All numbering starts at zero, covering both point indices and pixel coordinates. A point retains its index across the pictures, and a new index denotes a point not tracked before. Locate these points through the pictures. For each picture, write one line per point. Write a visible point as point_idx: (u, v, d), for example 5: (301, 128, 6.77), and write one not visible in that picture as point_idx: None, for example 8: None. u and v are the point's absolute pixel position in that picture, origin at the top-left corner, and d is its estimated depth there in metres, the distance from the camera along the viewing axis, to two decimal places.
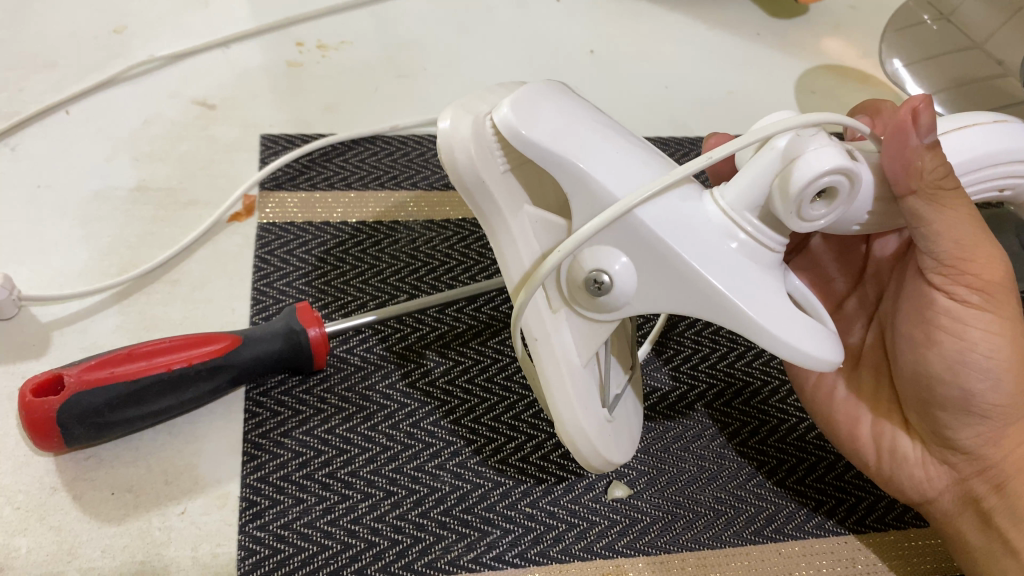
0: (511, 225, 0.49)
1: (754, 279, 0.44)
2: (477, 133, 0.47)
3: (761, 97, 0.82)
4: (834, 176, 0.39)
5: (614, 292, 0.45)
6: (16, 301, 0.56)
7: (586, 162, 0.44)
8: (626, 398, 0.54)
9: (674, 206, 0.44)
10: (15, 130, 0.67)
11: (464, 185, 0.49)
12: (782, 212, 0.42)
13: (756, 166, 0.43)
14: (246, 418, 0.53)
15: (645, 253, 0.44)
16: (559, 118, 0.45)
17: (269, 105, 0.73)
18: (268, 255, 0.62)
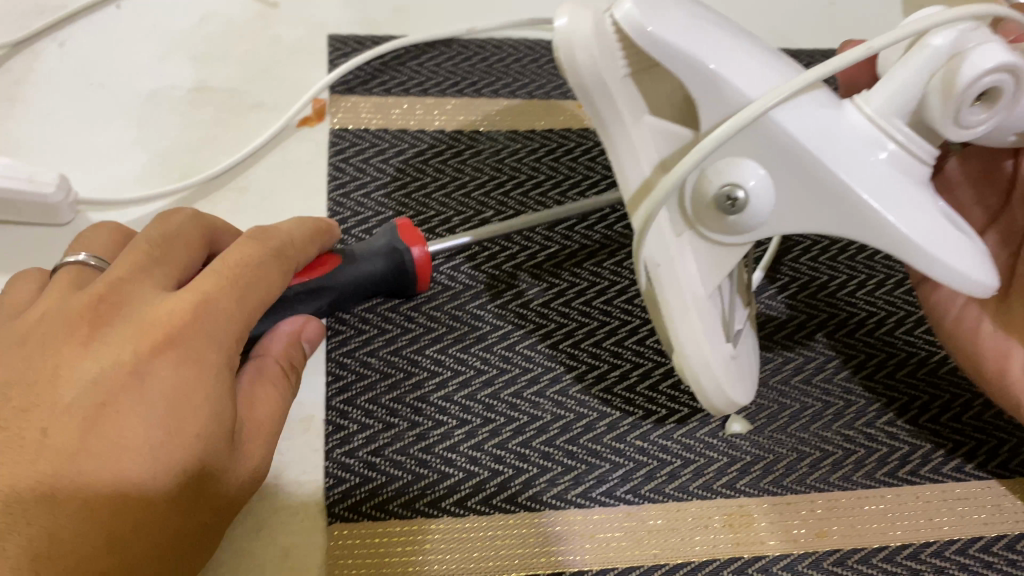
0: (630, 137, 0.40)
1: (918, 197, 0.36)
2: (594, 29, 0.38)
3: (866, 8, 0.75)
4: (998, 74, 0.34)
5: (749, 212, 0.37)
6: (74, 207, 0.51)
7: (719, 63, 0.36)
8: (744, 335, 0.46)
9: (814, 109, 0.36)
10: (63, 25, 0.62)
11: (579, 88, 0.39)
12: (935, 116, 0.35)
13: (907, 67, 0.36)
14: (328, 336, 0.48)
15: (790, 164, 0.36)
16: (685, 13, 0.37)
17: (335, 3, 0.67)
18: (342, 163, 0.57)
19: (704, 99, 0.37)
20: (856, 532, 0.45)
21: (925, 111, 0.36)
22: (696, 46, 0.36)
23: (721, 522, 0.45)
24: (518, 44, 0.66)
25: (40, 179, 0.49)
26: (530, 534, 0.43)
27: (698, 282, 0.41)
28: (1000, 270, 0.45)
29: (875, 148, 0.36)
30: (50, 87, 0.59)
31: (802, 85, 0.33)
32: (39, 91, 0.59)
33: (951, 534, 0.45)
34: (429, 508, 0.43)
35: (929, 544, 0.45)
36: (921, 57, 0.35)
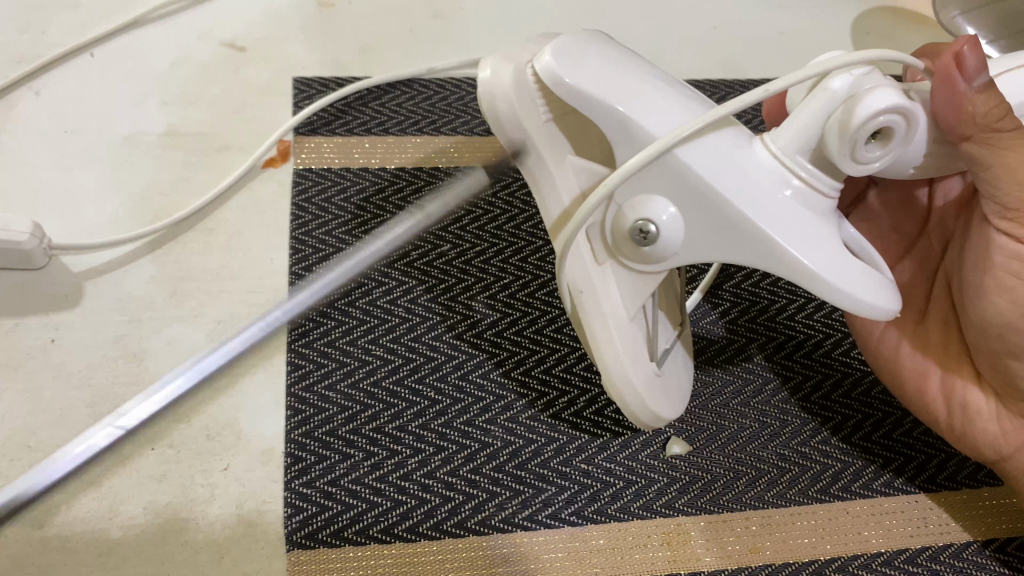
0: (553, 175, 0.43)
1: (817, 228, 0.39)
2: (516, 81, 0.42)
3: (814, 38, 0.78)
4: (894, 114, 0.35)
5: (662, 243, 0.41)
6: (47, 251, 0.54)
7: (627, 104, 0.39)
8: (675, 354, 0.49)
9: (721, 148, 0.39)
10: (38, 73, 0.65)
11: (507, 134, 0.44)
12: (834, 152, 0.37)
13: (810, 108, 0.38)
14: (289, 372, 0.51)
15: (694, 199, 0.39)
16: (603, 63, 0.40)
17: (301, 47, 0.70)
18: (305, 203, 0.59)
19: (619, 138, 0.40)
20: (789, 548, 0.48)
21: (826, 147, 0.38)
22: (606, 89, 0.39)
23: (659, 541, 0.47)
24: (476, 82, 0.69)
25: (14, 228, 0.52)
26: (478, 557, 0.46)
27: (619, 307, 0.45)
28: (916, 293, 0.48)
29: (779, 185, 0.39)
30: (26, 133, 0.61)
31: (701, 126, 0.36)
32: (14, 136, 0.61)
33: (878, 546, 0.48)
34: (382, 535, 0.46)
35: (858, 557, 0.48)
36: (822, 98, 0.37)
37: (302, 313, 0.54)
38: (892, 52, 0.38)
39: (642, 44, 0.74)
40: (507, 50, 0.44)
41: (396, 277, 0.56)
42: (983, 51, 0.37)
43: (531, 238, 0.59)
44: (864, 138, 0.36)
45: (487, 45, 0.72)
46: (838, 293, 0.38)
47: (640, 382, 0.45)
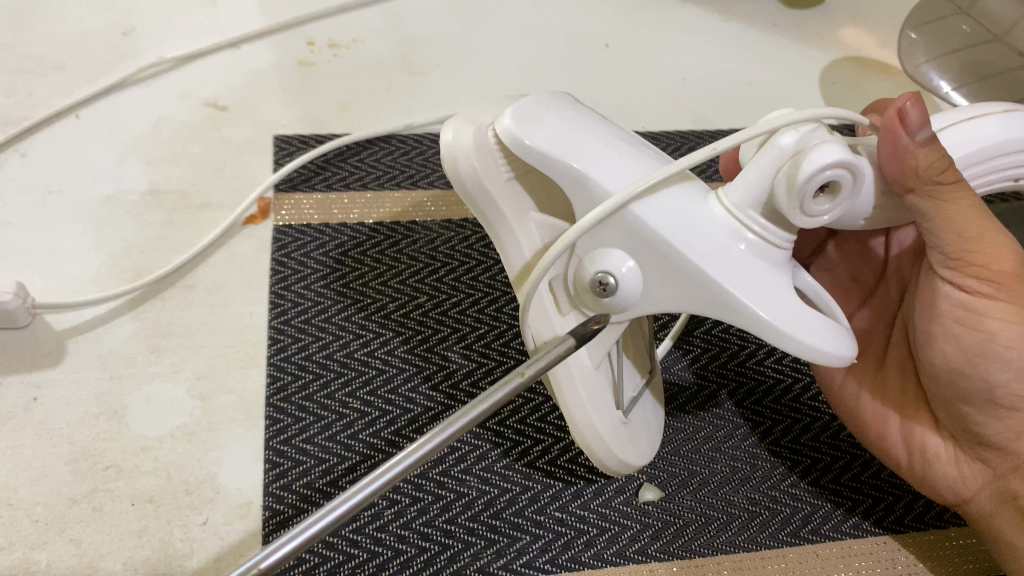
0: (516, 231, 0.44)
1: (768, 279, 0.41)
2: (478, 142, 0.43)
3: (780, 88, 0.80)
4: (840, 169, 0.37)
5: (621, 295, 0.42)
6: (31, 310, 0.55)
7: (582, 162, 0.40)
8: (643, 400, 0.50)
9: (677, 204, 0.41)
10: (24, 135, 0.66)
11: (468, 195, 0.44)
12: (784, 206, 0.39)
13: (760, 164, 0.40)
14: (268, 425, 0.52)
15: (652, 252, 0.41)
16: (562, 125, 0.41)
17: (281, 106, 0.72)
18: (285, 258, 0.61)
19: (577, 194, 0.41)
20: None
21: (776, 202, 0.39)
22: (563, 147, 0.40)
23: None
24: None
25: None
26: None
27: (585, 357, 0.45)
28: (876, 341, 0.49)
29: (733, 239, 0.41)
30: (10, 194, 0.63)
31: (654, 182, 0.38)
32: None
33: None
34: None
35: None
36: (771, 154, 0.39)
37: (280, 366, 0.55)
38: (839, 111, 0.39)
39: (613, 97, 0.77)
40: (472, 111, 0.46)
41: (372, 330, 0.57)
42: (925, 107, 0.38)
43: (505, 288, 0.61)
44: (812, 193, 0.38)
45: (463, 101, 0.74)
46: (789, 339, 0.40)
47: (602, 428, 0.45)
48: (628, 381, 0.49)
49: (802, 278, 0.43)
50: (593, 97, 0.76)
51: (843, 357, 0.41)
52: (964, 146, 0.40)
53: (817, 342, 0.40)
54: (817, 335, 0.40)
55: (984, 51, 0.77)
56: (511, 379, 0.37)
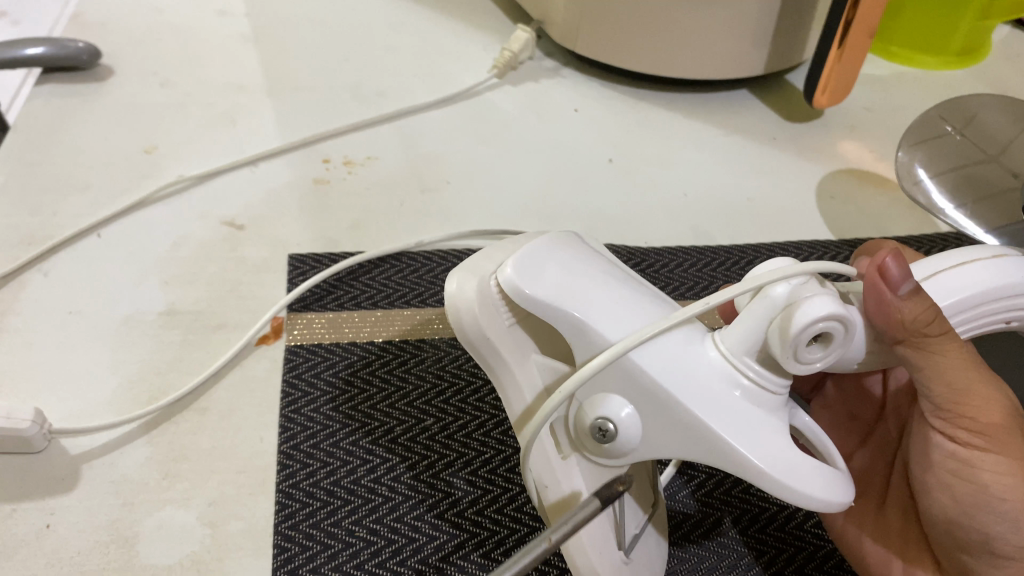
0: (518, 374, 0.46)
1: (763, 427, 0.41)
2: (481, 292, 0.45)
3: (783, 200, 0.82)
4: (831, 321, 0.38)
5: (621, 441, 0.43)
6: (47, 435, 0.56)
7: (583, 310, 0.42)
8: (646, 536, 0.50)
9: (672, 352, 0.41)
10: (47, 255, 0.69)
11: (472, 344, 0.46)
12: (778, 354, 0.40)
13: (752, 315, 0.41)
14: (275, 554, 0.52)
15: (649, 400, 0.42)
16: (562, 272, 0.43)
17: (296, 224, 0.74)
18: (296, 379, 0.62)
19: (576, 340, 0.42)
20: None
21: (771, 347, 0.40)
22: (564, 296, 0.42)
23: None
24: (462, 254, 0.74)
25: (17, 414, 0.55)
26: None
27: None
28: (877, 482, 0.49)
29: (728, 384, 0.41)
30: (32, 315, 0.65)
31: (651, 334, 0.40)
32: (21, 318, 0.64)
33: None
34: None
35: None
36: (762, 305, 0.40)
37: (289, 493, 0.55)
38: (824, 262, 0.41)
39: (618, 212, 0.79)
40: (477, 258, 0.47)
41: (380, 453, 0.58)
42: (905, 261, 0.40)
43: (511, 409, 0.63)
44: (805, 342, 0.39)
45: (472, 218, 0.77)
46: (785, 487, 0.39)
47: (606, 569, 0.46)
48: (631, 517, 0.49)
49: (801, 417, 0.43)
50: (598, 213, 0.79)
51: (842, 502, 0.41)
52: (959, 291, 0.42)
53: (812, 488, 0.40)
54: (813, 482, 0.40)
55: (980, 170, 0.77)
56: (535, 543, 0.38)
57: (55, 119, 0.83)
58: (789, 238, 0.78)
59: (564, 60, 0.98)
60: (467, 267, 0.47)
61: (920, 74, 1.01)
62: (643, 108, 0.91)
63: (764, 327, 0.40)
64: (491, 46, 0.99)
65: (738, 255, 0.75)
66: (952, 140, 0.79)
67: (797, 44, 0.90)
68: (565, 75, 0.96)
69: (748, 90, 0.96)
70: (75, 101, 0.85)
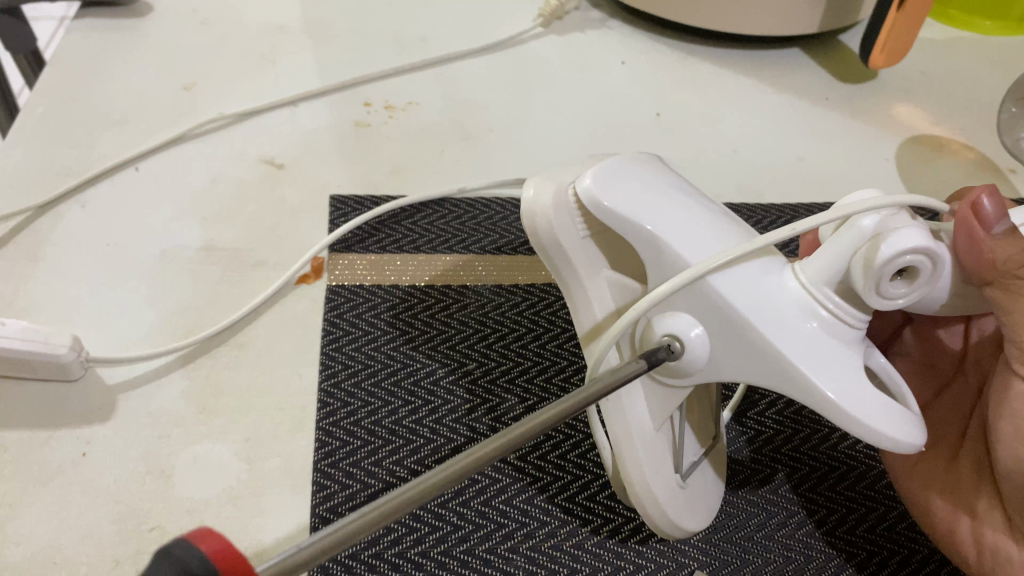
0: (588, 290, 0.44)
1: (839, 358, 0.39)
2: (557, 201, 0.43)
3: (835, 161, 0.80)
4: (919, 255, 0.36)
5: (690, 362, 0.42)
6: (84, 363, 0.55)
7: (656, 225, 0.40)
8: (703, 469, 0.49)
9: (752, 275, 0.40)
10: (84, 187, 0.68)
11: (543, 250, 0.44)
12: (859, 286, 0.38)
13: (838, 243, 0.39)
14: (314, 492, 0.51)
15: (723, 322, 0.40)
16: (643, 188, 0.41)
17: (338, 166, 0.73)
18: (337, 319, 0.61)
19: (649, 257, 0.41)
20: None
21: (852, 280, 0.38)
22: (638, 210, 0.40)
23: None
24: (505, 202, 0.72)
25: (54, 341, 0.53)
26: None
27: (645, 415, 0.45)
28: (951, 434, 0.47)
29: (805, 315, 0.39)
30: (69, 246, 0.63)
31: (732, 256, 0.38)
32: (58, 248, 0.63)
33: None
34: None
35: None
36: (850, 234, 0.38)
37: (329, 431, 0.54)
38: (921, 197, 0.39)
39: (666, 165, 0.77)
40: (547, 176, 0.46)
41: (422, 396, 0.57)
42: (999, 201, 0.39)
43: (556, 357, 0.61)
44: (889, 276, 0.37)
45: (515, 166, 0.75)
46: (852, 421, 0.37)
47: (660, 493, 0.44)
48: (687, 447, 0.48)
49: (875, 358, 0.42)
50: None
51: (910, 446, 0.38)
52: None
53: (881, 427, 0.37)
54: (884, 420, 0.38)
55: None
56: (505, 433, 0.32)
57: (92, 52, 0.81)
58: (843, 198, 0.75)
59: (611, 12, 0.96)
60: (548, 175, 0.45)
61: (979, 39, 0.97)
62: (690, 64, 0.89)
63: (849, 255, 0.38)
64: None
65: (791, 213, 0.72)
66: None
67: (854, 3, 0.87)
68: (612, 28, 0.94)
69: (800, 49, 0.93)
70: (112, 36, 0.84)
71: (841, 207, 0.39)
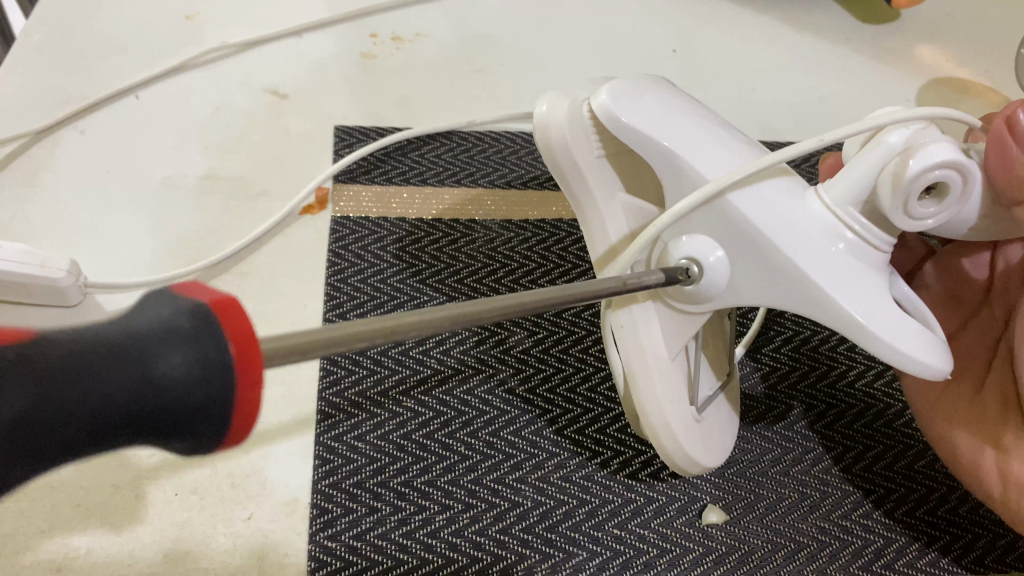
0: (603, 212, 0.43)
1: (863, 280, 0.38)
2: (572, 117, 0.42)
3: (855, 102, 0.77)
4: (949, 169, 0.36)
5: (706, 288, 0.41)
6: (83, 289, 0.54)
7: (673, 142, 0.39)
8: (718, 402, 0.47)
9: (774, 196, 0.39)
10: (83, 114, 0.66)
11: (558, 168, 0.43)
12: (886, 206, 0.37)
13: (863, 162, 0.38)
14: (318, 420, 0.49)
15: (742, 244, 0.39)
16: (660, 107, 0.40)
17: (344, 98, 0.70)
18: (342, 250, 0.59)
19: (668, 177, 0.40)
20: None
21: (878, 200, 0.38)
22: (656, 127, 0.39)
23: None
24: (514, 137, 0.70)
25: (51, 265, 0.52)
26: None
27: (660, 341, 0.43)
28: (976, 362, 0.46)
29: (832, 236, 0.39)
30: (67, 173, 0.62)
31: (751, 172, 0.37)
32: (57, 175, 0.61)
33: None
34: None
35: None
36: (876, 151, 0.38)
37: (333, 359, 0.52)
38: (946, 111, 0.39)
39: None
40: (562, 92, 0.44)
41: None
42: None
43: None
44: (917, 193, 0.36)
45: (526, 101, 0.73)
46: (876, 342, 0.37)
47: (676, 421, 0.42)
48: (705, 379, 0.46)
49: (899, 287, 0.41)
50: None
51: (936, 371, 0.38)
52: None
53: (906, 349, 0.37)
54: (908, 343, 0.37)
55: None
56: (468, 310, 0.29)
57: None
58: None
59: None
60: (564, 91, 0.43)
61: None
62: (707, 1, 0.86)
63: (876, 173, 0.38)
64: None
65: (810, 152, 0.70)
66: None
67: None
68: None
69: None
70: None
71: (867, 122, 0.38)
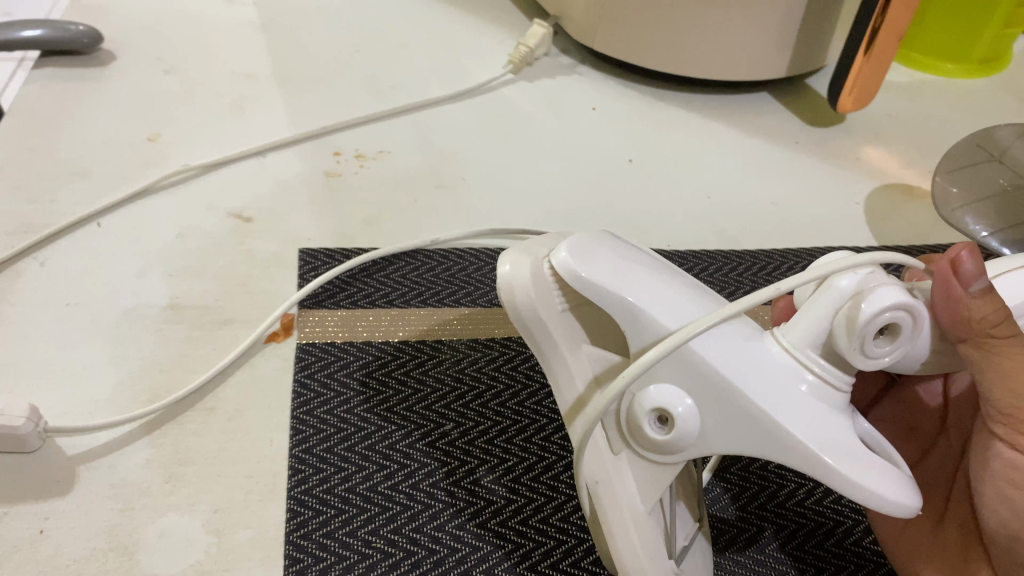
0: (570, 364, 0.44)
1: (830, 419, 0.39)
2: (535, 273, 0.43)
3: (808, 205, 0.79)
4: (897, 310, 0.38)
5: (678, 435, 0.41)
6: (43, 433, 0.53)
7: (637, 296, 0.40)
8: (695, 549, 0.47)
9: (735, 344, 0.40)
10: (43, 244, 0.65)
11: (525, 325, 0.44)
12: (843, 348, 0.39)
13: (815, 306, 0.40)
14: (288, 565, 0.49)
15: (710, 389, 0.40)
16: (616, 259, 0.42)
17: (309, 219, 0.71)
18: (309, 380, 0.59)
19: (627, 325, 0.41)
20: None
21: (834, 341, 0.39)
22: (617, 282, 0.41)
23: None
24: (479, 254, 0.71)
25: (10, 411, 0.51)
26: None
27: (634, 494, 0.44)
28: (938, 495, 0.48)
29: (795, 379, 0.40)
30: (26, 306, 0.61)
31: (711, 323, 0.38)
32: (18, 308, 0.61)
33: None
34: None
35: None
36: (829, 294, 0.40)
37: (301, 500, 0.52)
38: (893, 256, 0.40)
39: (643, 212, 0.76)
40: (525, 244, 0.46)
41: (397, 460, 0.55)
42: (979, 259, 0.41)
43: (536, 416, 0.59)
44: (872, 334, 0.38)
45: (489, 216, 0.74)
46: (848, 483, 0.37)
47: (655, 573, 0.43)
48: (681, 528, 0.47)
49: (861, 424, 0.42)
50: (621, 213, 0.76)
51: (903, 508, 0.38)
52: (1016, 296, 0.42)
53: (877, 488, 0.37)
54: (878, 482, 0.38)
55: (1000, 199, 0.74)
56: None
57: (52, 102, 0.79)
58: (818, 243, 0.75)
59: (581, 57, 0.97)
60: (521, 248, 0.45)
61: (941, 81, 0.99)
62: (659, 109, 0.90)
63: (831, 317, 0.40)
64: (506, 42, 0.97)
65: (769, 258, 0.72)
66: (984, 172, 0.77)
67: (819, 48, 0.89)
68: (582, 74, 0.94)
69: (768, 94, 0.94)
70: (73, 84, 0.82)
71: (815, 267, 0.40)
